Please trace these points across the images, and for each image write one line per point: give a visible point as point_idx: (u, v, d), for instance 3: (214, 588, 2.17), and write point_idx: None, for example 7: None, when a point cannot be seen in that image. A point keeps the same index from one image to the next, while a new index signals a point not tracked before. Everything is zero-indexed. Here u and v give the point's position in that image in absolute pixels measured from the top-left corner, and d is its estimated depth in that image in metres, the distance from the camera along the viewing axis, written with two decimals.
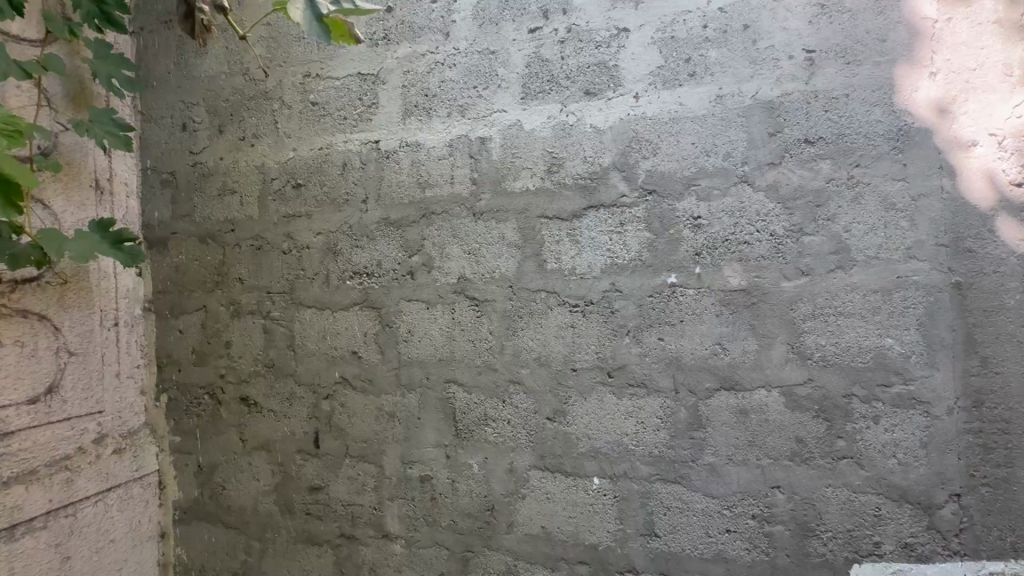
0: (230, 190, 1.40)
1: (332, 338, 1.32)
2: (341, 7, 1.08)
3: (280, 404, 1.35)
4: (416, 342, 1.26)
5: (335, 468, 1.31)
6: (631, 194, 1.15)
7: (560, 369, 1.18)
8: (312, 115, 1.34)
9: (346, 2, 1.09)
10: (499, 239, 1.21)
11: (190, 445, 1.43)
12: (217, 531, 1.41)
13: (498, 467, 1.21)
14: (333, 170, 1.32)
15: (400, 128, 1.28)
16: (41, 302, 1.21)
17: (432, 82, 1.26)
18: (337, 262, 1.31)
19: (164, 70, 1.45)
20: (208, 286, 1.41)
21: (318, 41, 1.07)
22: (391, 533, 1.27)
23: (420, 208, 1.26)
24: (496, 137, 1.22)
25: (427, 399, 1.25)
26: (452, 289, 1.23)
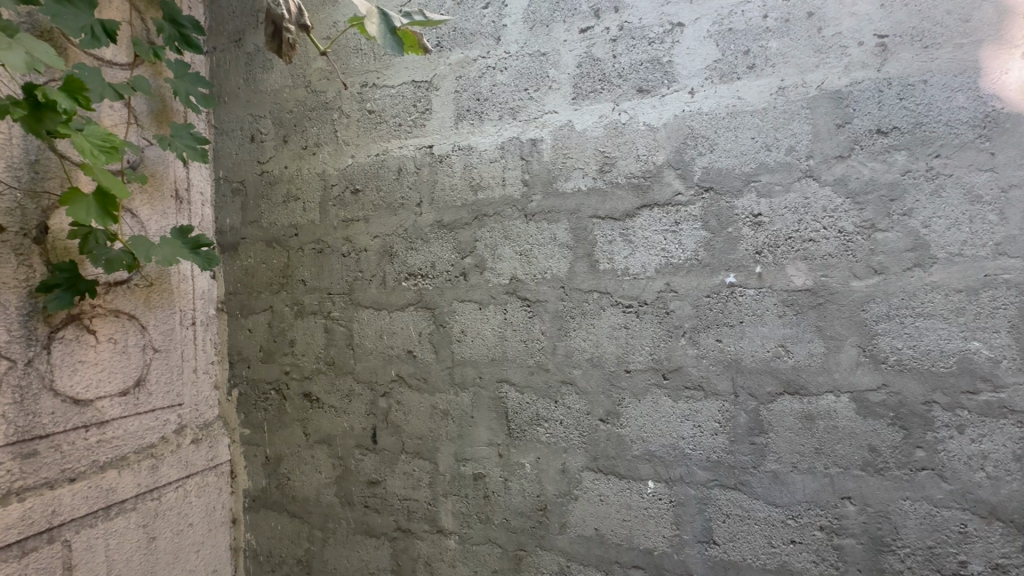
0: (294, 196, 1.48)
1: (388, 337, 1.36)
2: (412, 20, 1.13)
3: (340, 400, 1.41)
4: (469, 342, 1.28)
5: (392, 463, 1.36)
6: (687, 192, 1.12)
7: (613, 369, 1.17)
8: (369, 123, 1.40)
9: (416, 16, 1.13)
10: (550, 240, 1.22)
11: (258, 437, 1.53)
12: (283, 520, 1.49)
13: (550, 467, 1.21)
14: (389, 175, 1.37)
15: (453, 132, 1.31)
16: (130, 303, 1.32)
17: (484, 86, 1.28)
18: (393, 264, 1.36)
19: (235, 85, 1.55)
20: (275, 287, 1.50)
21: (393, 53, 1.10)
22: (446, 528, 1.30)
23: (472, 211, 1.28)
24: (548, 138, 1.22)
25: (480, 398, 1.27)
26: (505, 289, 1.25)
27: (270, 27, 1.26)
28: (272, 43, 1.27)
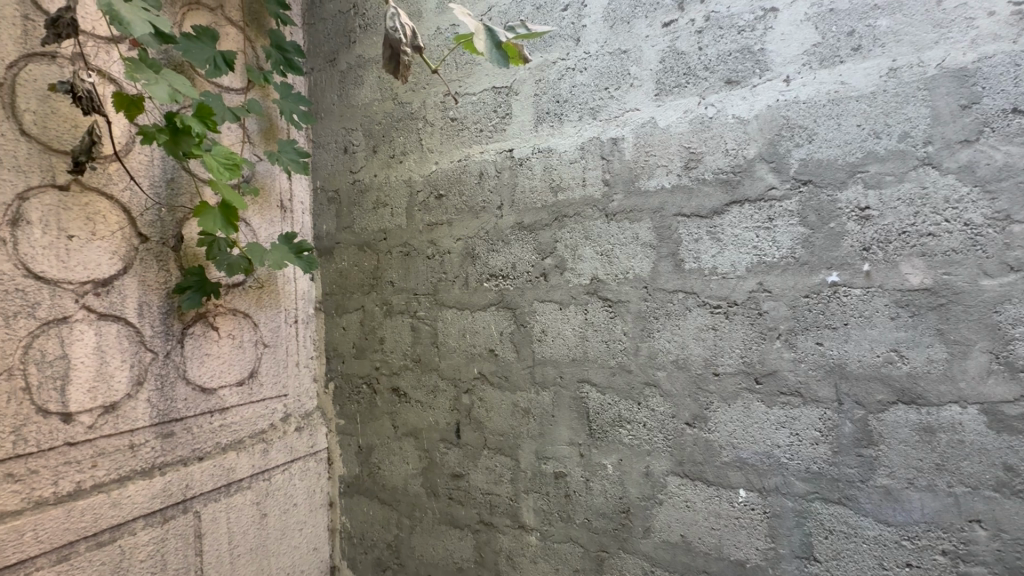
0: (383, 202, 1.57)
1: (471, 336, 1.41)
2: (517, 33, 1.10)
3: (426, 396, 1.49)
4: (550, 342, 1.30)
5: (475, 458, 1.40)
6: (781, 186, 1.06)
7: (700, 372, 1.13)
8: (452, 130, 1.45)
9: (520, 28, 1.11)
10: (632, 239, 1.20)
11: (352, 428, 1.64)
12: (374, 506, 1.60)
13: (634, 470, 1.20)
14: (471, 180, 1.42)
15: (533, 135, 1.33)
16: (245, 302, 1.48)
17: (564, 88, 1.29)
18: (475, 265, 1.41)
19: (330, 102, 1.68)
20: (366, 288, 1.60)
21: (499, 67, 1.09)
22: (527, 524, 1.33)
23: (553, 212, 1.30)
24: (629, 136, 1.21)
25: (561, 398, 1.28)
26: (585, 289, 1.25)
27: (387, 49, 1.17)
28: (388, 65, 1.17)
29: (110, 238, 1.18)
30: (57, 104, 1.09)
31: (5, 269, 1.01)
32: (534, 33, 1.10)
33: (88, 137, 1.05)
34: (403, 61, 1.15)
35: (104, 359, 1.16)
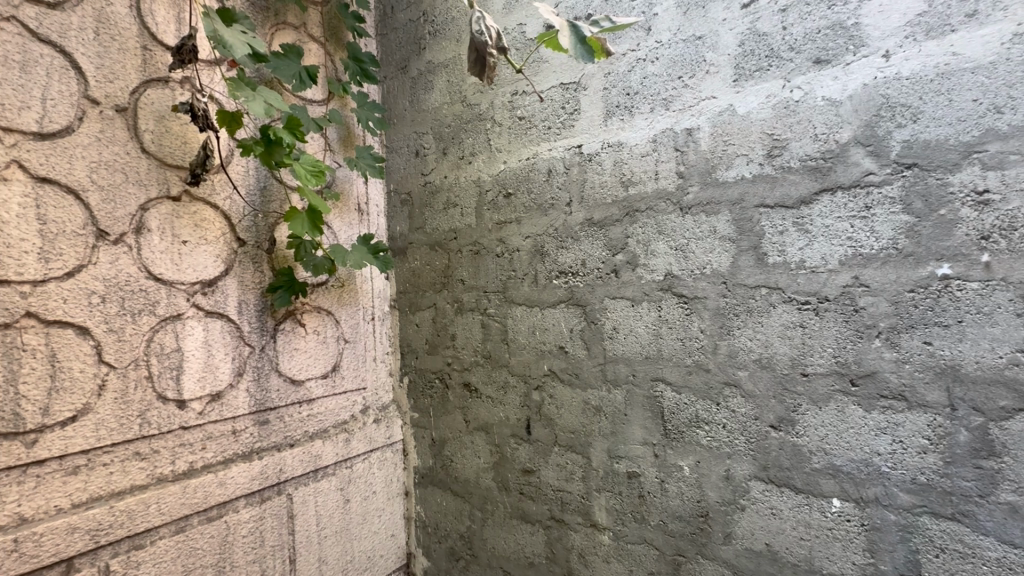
0: (453, 203, 1.61)
1: (541, 333, 1.42)
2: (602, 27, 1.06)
3: (496, 391, 1.51)
4: (622, 339, 1.27)
5: (546, 454, 1.41)
6: (880, 171, 0.98)
7: (786, 372, 1.07)
8: (520, 129, 1.47)
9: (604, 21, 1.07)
10: (709, 233, 1.15)
11: (426, 421, 1.70)
12: (447, 497, 1.65)
13: (713, 473, 1.15)
14: (539, 177, 1.42)
15: (602, 130, 1.31)
16: (328, 301, 1.57)
17: (634, 80, 1.27)
18: (545, 263, 1.41)
19: (402, 108, 1.75)
20: (437, 286, 1.66)
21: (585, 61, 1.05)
22: (600, 523, 1.31)
23: (624, 207, 1.27)
24: (705, 126, 1.16)
25: (634, 396, 1.26)
26: (659, 286, 1.22)
27: (473, 52, 1.17)
28: (473, 68, 1.18)
29: (214, 243, 1.30)
30: (171, 123, 1.21)
31: (131, 271, 1.14)
32: (619, 24, 1.05)
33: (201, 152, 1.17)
34: (488, 62, 1.15)
35: (211, 352, 1.28)
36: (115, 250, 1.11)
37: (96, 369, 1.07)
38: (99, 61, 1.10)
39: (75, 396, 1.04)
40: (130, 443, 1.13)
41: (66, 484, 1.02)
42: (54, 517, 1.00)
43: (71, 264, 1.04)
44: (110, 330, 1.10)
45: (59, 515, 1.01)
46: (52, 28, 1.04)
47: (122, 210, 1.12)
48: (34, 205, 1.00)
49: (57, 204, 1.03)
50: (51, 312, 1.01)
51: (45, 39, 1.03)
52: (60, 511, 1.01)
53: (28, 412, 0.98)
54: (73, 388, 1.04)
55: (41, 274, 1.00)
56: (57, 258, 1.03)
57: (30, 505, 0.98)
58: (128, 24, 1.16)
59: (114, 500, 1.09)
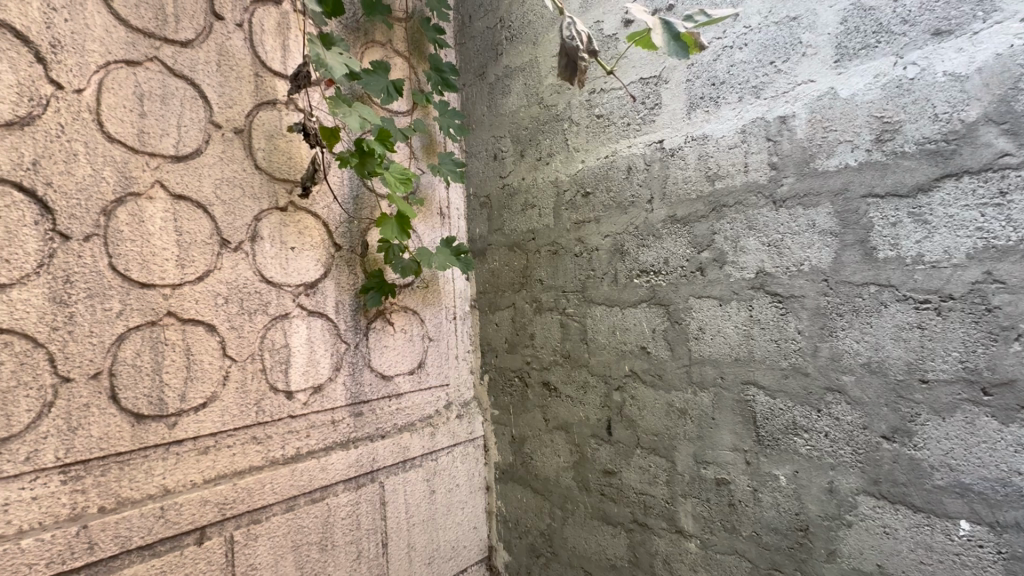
0: (531, 204, 1.64)
1: (621, 334, 1.40)
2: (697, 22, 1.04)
3: (576, 391, 1.51)
4: (708, 340, 1.23)
5: (627, 456, 1.39)
6: (1019, 152, 0.86)
7: (901, 379, 0.97)
8: (598, 127, 1.46)
9: (698, 16, 1.05)
10: (807, 227, 1.08)
11: (506, 418, 1.74)
12: (527, 494, 1.68)
13: (814, 485, 1.07)
14: (619, 175, 1.40)
15: (685, 123, 1.27)
16: (414, 301, 1.66)
17: (720, 69, 1.21)
18: (625, 262, 1.39)
19: (480, 113, 1.80)
20: (516, 286, 1.69)
21: (679, 59, 1.03)
22: (686, 530, 1.27)
23: (709, 202, 1.22)
24: (802, 113, 1.09)
25: (722, 399, 1.20)
26: (750, 284, 1.16)
27: (563, 57, 1.19)
28: (563, 73, 1.20)
29: (315, 248, 1.42)
30: (278, 141, 1.35)
31: (248, 275, 1.27)
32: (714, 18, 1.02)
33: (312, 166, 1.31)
34: (579, 66, 1.16)
35: (314, 349, 1.40)
36: (235, 257, 1.25)
37: (221, 362, 1.21)
38: (221, 90, 1.25)
39: (205, 385, 1.18)
40: (248, 428, 1.26)
41: (199, 462, 1.17)
42: (190, 490, 1.14)
43: (201, 269, 1.19)
44: (232, 328, 1.24)
45: (194, 489, 1.15)
46: (185, 64, 1.19)
47: (241, 221, 1.26)
48: (173, 219, 1.15)
49: (190, 217, 1.18)
50: (186, 312, 1.16)
51: (179, 73, 1.18)
52: (195, 485, 1.15)
53: (170, 398, 1.13)
54: (203, 378, 1.18)
55: (178, 278, 1.15)
56: (191, 264, 1.17)
57: (172, 478, 1.12)
58: (243, 55, 1.30)
59: (237, 478, 1.22)
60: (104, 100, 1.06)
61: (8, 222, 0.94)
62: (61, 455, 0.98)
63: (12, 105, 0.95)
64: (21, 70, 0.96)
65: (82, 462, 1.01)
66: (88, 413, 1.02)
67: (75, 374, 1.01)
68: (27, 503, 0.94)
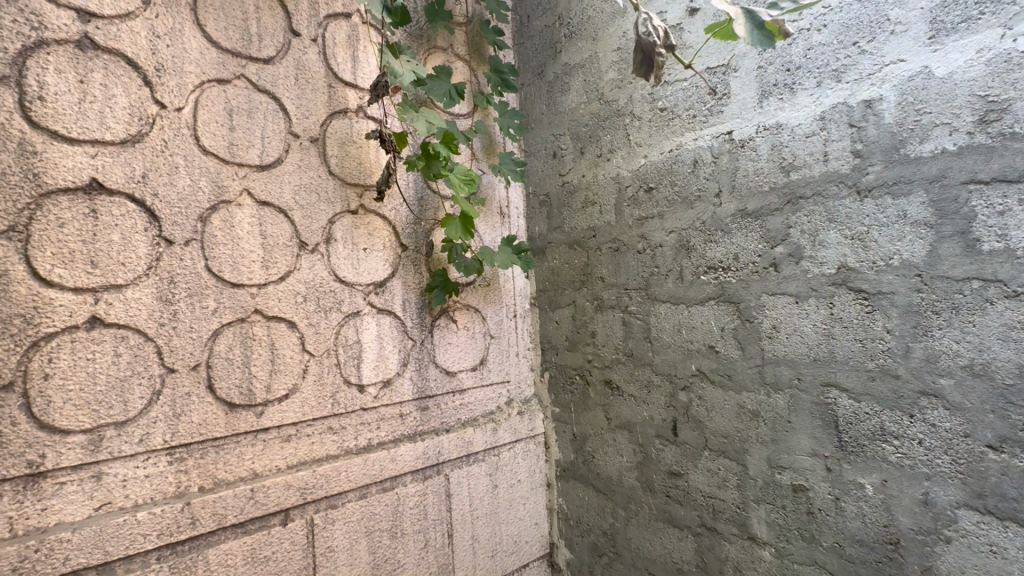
0: (591, 201, 1.62)
1: (687, 332, 1.36)
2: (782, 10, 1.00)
3: (639, 390, 1.49)
4: (783, 339, 1.17)
5: (695, 458, 1.35)
6: None
7: (1011, 383, 0.89)
8: (662, 120, 1.42)
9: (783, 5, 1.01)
10: (897, 218, 1.00)
11: (567, 416, 1.74)
12: (589, 492, 1.67)
13: (906, 495, 1.00)
14: (684, 169, 1.36)
15: (756, 112, 1.22)
16: (475, 299, 1.70)
17: (795, 53, 1.15)
18: (691, 258, 1.35)
19: (539, 111, 1.80)
20: (577, 284, 1.68)
21: (764, 47, 0.99)
22: (759, 537, 1.22)
23: (784, 194, 1.17)
24: (890, 95, 1.01)
25: (799, 402, 1.15)
26: (830, 280, 1.09)
27: (638, 53, 1.17)
28: (638, 69, 1.18)
29: (383, 249, 1.49)
30: (350, 148, 1.42)
31: (324, 275, 1.35)
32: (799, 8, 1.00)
33: (385, 172, 1.38)
34: (656, 62, 1.14)
35: (383, 345, 1.46)
36: (313, 258, 1.33)
37: (301, 356, 1.30)
38: (299, 102, 1.33)
39: (288, 377, 1.27)
40: (325, 419, 1.34)
41: (283, 448, 1.26)
42: (276, 474, 1.23)
43: (283, 270, 1.28)
44: (310, 324, 1.32)
45: (279, 473, 1.24)
46: (267, 79, 1.28)
47: (317, 224, 1.35)
48: (259, 223, 1.24)
49: (273, 222, 1.27)
50: (271, 310, 1.25)
51: (262, 88, 1.27)
52: (280, 470, 1.24)
53: (258, 388, 1.22)
54: (286, 371, 1.27)
55: (264, 278, 1.25)
56: (274, 265, 1.26)
57: (260, 463, 1.22)
58: (318, 68, 1.38)
59: (316, 465, 1.30)
60: (200, 117, 1.16)
61: (124, 229, 1.06)
62: (168, 439, 1.09)
63: (126, 124, 1.07)
64: (133, 93, 1.08)
65: (185, 445, 1.12)
66: (189, 401, 1.12)
67: (178, 365, 1.11)
68: (141, 480, 1.05)
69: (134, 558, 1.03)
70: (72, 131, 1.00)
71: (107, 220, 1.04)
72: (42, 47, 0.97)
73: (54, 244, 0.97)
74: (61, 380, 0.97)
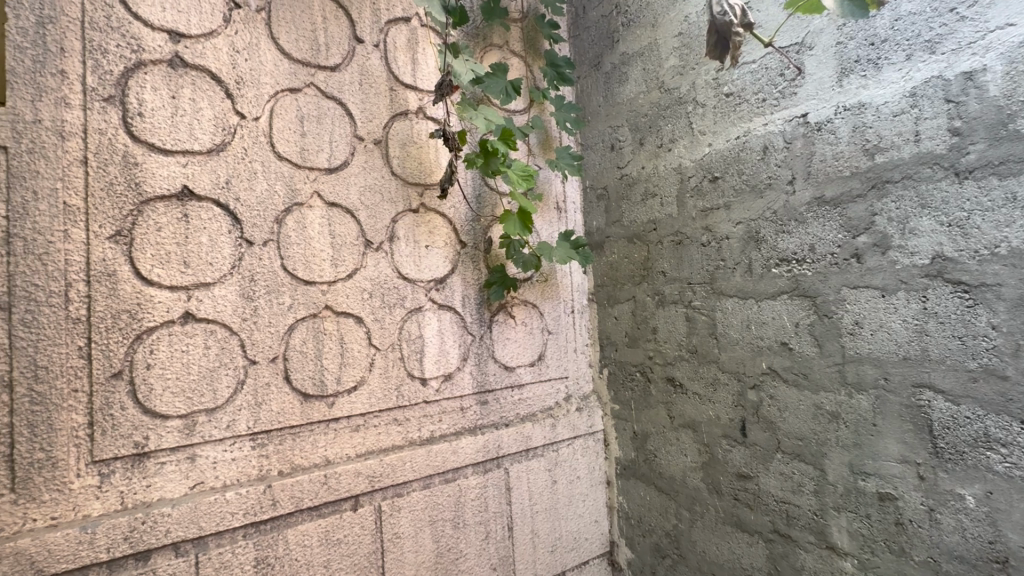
0: (652, 193, 1.58)
1: (757, 328, 1.29)
2: None
3: (704, 388, 1.43)
4: (867, 336, 1.09)
5: (766, 461, 1.28)
6: None
7: None
8: (728, 106, 1.36)
9: None
10: (1005, 202, 0.91)
11: (627, 413, 1.71)
12: (651, 492, 1.63)
13: (1015, 510, 0.91)
14: (753, 157, 1.30)
15: (835, 92, 1.14)
16: (533, 294, 1.70)
17: (880, 25, 1.06)
18: (761, 250, 1.28)
19: (596, 103, 1.77)
20: (636, 279, 1.64)
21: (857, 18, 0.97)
22: (840, 547, 1.15)
23: (867, 179, 1.08)
24: (996, 65, 0.91)
25: (886, 404, 1.06)
26: (923, 272, 1.00)
27: (712, 35, 1.17)
28: (713, 50, 1.18)
29: (443, 246, 1.52)
30: (410, 149, 1.46)
31: (388, 272, 1.40)
32: None
33: (448, 170, 1.41)
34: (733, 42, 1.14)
35: (444, 340, 1.50)
36: (377, 256, 1.39)
37: (368, 350, 1.36)
38: (363, 106, 1.39)
39: (356, 369, 1.33)
40: (391, 411, 1.39)
41: (352, 437, 1.32)
42: (346, 462, 1.30)
43: (351, 267, 1.34)
44: (376, 320, 1.38)
45: (350, 461, 1.30)
46: (334, 86, 1.34)
47: (381, 224, 1.40)
48: (329, 224, 1.31)
49: (341, 222, 1.33)
50: (340, 306, 1.32)
51: (330, 95, 1.33)
52: (350, 458, 1.31)
53: (330, 380, 1.29)
54: (354, 364, 1.33)
55: (333, 276, 1.31)
56: (342, 263, 1.32)
57: (332, 451, 1.28)
58: (380, 72, 1.43)
59: (383, 454, 1.35)
60: (275, 125, 1.24)
61: (211, 232, 1.14)
62: (251, 425, 1.17)
63: (211, 135, 1.16)
64: (217, 105, 1.17)
65: (265, 432, 1.20)
66: (269, 390, 1.20)
67: (259, 358, 1.19)
68: (229, 462, 1.14)
69: (223, 534, 1.12)
70: (166, 143, 1.10)
71: (197, 223, 1.13)
72: (140, 68, 1.08)
73: (153, 246, 1.07)
74: (160, 370, 1.07)
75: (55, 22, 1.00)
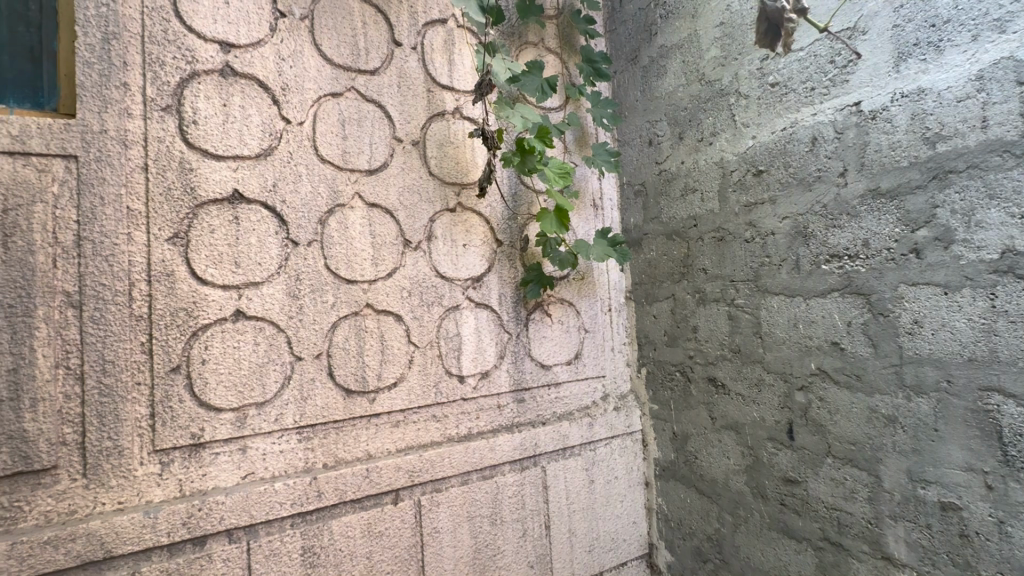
0: (692, 188, 1.54)
1: (805, 327, 1.24)
2: None
3: (748, 389, 1.39)
4: (927, 336, 1.02)
5: (815, 465, 1.23)
6: None
7: None
8: (773, 96, 1.31)
9: None
10: None
11: (666, 414, 1.67)
12: (692, 494, 1.59)
13: None
14: (800, 148, 1.25)
15: (891, 78, 1.08)
16: (569, 292, 1.69)
17: (943, 6, 1.00)
18: (810, 246, 1.23)
19: (633, 98, 1.74)
20: (676, 276, 1.60)
21: None
22: (897, 558, 1.09)
23: (927, 170, 1.02)
24: None
25: (949, 407, 1.00)
26: (991, 267, 0.94)
27: (763, 22, 1.15)
28: (763, 39, 1.16)
29: (480, 245, 1.53)
30: (447, 149, 1.48)
31: (426, 271, 1.43)
32: None
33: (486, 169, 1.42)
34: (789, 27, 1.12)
35: (481, 338, 1.51)
36: (416, 255, 1.41)
37: (407, 347, 1.38)
38: (401, 108, 1.41)
39: (396, 366, 1.36)
40: (429, 408, 1.42)
41: (392, 433, 1.35)
42: (387, 456, 1.33)
43: (391, 266, 1.37)
44: (415, 318, 1.40)
45: (390, 455, 1.33)
46: (374, 89, 1.37)
47: (419, 223, 1.42)
48: (369, 224, 1.34)
49: (381, 222, 1.36)
50: (380, 304, 1.35)
51: (370, 98, 1.36)
52: (390, 453, 1.34)
53: (371, 376, 1.32)
54: (395, 361, 1.36)
55: (374, 275, 1.34)
56: (382, 262, 1.35)
57: (373, 445, 1.32)
58: (417, 74, 1.45)
59: (422, 450, 1.38)
60: (318, 129, 1.28)
61: (260, 233, 1.19)
62: (297, 419, 1.22)
63: (260, 140, 1.21)
64: (264, 112, 1.21)
65: (311, 426, 1.24)
66: (314, 385, 1.25)
67: (304, 354, 1.24)
68: (277, 454, 1.19)
69: (272, 523, 1.16)
70: (218, 149, 1.15)
71: (247, 225, 1.18)
72: (195, 78, 1.13)
73: (207, 247, 1.13)
74: (214, 365, 1.12)
75: (118, 37, 1.06)
